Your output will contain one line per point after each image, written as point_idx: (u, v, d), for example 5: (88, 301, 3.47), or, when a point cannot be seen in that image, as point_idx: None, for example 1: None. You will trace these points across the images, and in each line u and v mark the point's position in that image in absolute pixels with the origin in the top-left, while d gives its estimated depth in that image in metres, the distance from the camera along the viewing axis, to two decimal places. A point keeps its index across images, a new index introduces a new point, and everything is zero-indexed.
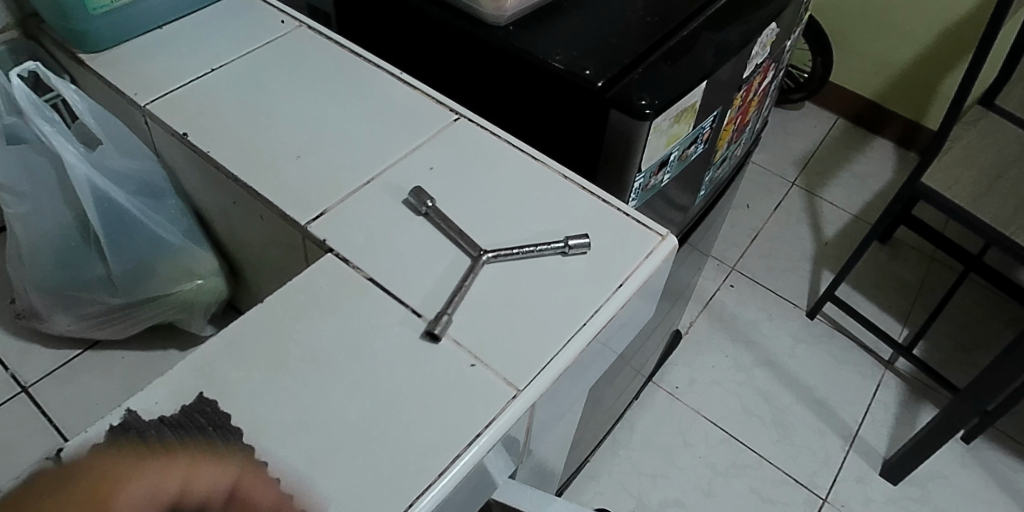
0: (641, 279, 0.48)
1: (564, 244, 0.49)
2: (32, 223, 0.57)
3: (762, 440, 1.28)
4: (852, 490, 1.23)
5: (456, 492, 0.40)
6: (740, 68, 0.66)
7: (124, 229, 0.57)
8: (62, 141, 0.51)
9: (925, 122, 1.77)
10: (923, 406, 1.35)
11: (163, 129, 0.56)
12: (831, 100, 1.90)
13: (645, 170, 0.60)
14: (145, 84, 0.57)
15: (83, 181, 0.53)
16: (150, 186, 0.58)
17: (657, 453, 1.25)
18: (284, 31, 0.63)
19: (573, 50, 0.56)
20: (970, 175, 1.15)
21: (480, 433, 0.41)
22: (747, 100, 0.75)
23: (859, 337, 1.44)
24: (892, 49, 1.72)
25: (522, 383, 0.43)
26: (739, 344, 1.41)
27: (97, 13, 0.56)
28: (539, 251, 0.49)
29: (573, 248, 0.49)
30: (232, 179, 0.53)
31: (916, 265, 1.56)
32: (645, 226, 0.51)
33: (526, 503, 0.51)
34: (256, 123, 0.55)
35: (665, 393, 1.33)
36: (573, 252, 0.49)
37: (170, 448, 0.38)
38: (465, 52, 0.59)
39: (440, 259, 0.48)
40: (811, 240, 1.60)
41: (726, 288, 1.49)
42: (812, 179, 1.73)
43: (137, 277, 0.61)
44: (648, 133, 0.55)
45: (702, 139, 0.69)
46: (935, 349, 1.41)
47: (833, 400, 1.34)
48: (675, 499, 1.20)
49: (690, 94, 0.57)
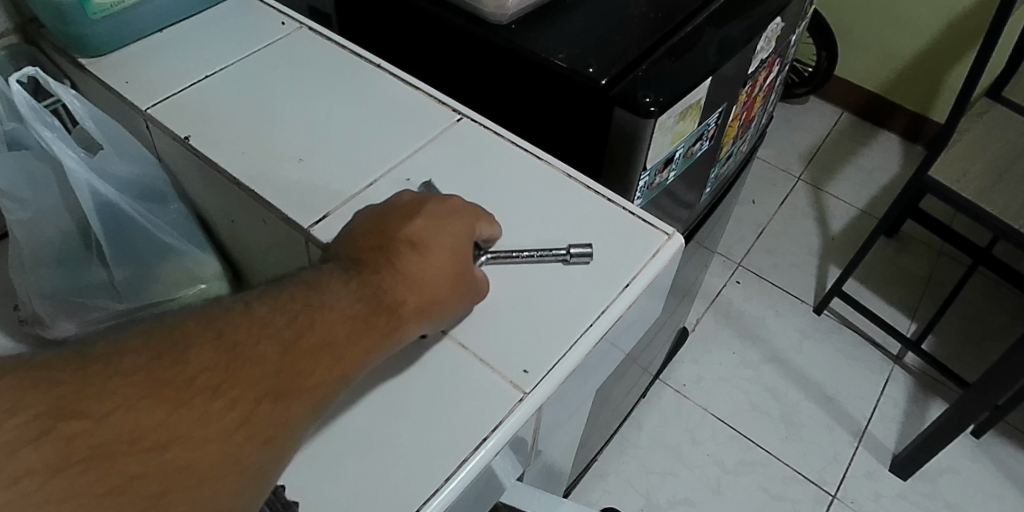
0: (647, 279, 0.48)
1: (565, 252, 0.48)
2: (33, 231, 0.55)
3: (771, 437, 1.27)
4: (862, 486, 1.22)
5: (463, 496, 0.40)
6: (745, 64, 0.65)
7: (126, 235, 0.57)
8: (62, 147, 0.51)
9: (931, 115, 1.75)
10: (933, 401, 1.34)
11: (163, 132, 0.55)
12: (836, 94, 1.88)
13: (650, 168, 0.59)
14: (145, 88, 0.57)
15: (84, 186, 0.52)
16: (151, 191, 0.58)
17: (665, 451, 1.25)
18: (285, 33, 0.63)
19: (577, 48, 0.55)
20: (978, 167, 1.14)
21: (486, 437, 0.40)
22: (752, 96, 0.74)
23: (867, 332, 1.43)
24: (897, 42, 1.70)
25: (528, 386, 0.42)
26: (746, 340, 1.40)
27: (97, 18, 0.56)
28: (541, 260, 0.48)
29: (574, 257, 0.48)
30: (233, 183, 0.52)
31: (924, 259, 1.55)
32: (651, 224, 0.51)
33: (533, 505, 0.51)
34: (259, 126, 0.55)
35: (673, 391, 1.32)
36: (574, 260, 0.48)
37: (353, 301, 0.36)
38: (468, 50, 0.59)
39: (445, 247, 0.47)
40: (818, 235, 1.59)
41: (733, 285, 1.49)
42: (818, 173, 1.72)
43: (141, 282, 0.59)
44: (653, 131, 0.54)
45: (708, 135, 0.68)
46: (943, 344, 1.40)
47: (842, 396, 1.33)
48: (683, 497, 1.20)
49: (695, 91, 0.57)
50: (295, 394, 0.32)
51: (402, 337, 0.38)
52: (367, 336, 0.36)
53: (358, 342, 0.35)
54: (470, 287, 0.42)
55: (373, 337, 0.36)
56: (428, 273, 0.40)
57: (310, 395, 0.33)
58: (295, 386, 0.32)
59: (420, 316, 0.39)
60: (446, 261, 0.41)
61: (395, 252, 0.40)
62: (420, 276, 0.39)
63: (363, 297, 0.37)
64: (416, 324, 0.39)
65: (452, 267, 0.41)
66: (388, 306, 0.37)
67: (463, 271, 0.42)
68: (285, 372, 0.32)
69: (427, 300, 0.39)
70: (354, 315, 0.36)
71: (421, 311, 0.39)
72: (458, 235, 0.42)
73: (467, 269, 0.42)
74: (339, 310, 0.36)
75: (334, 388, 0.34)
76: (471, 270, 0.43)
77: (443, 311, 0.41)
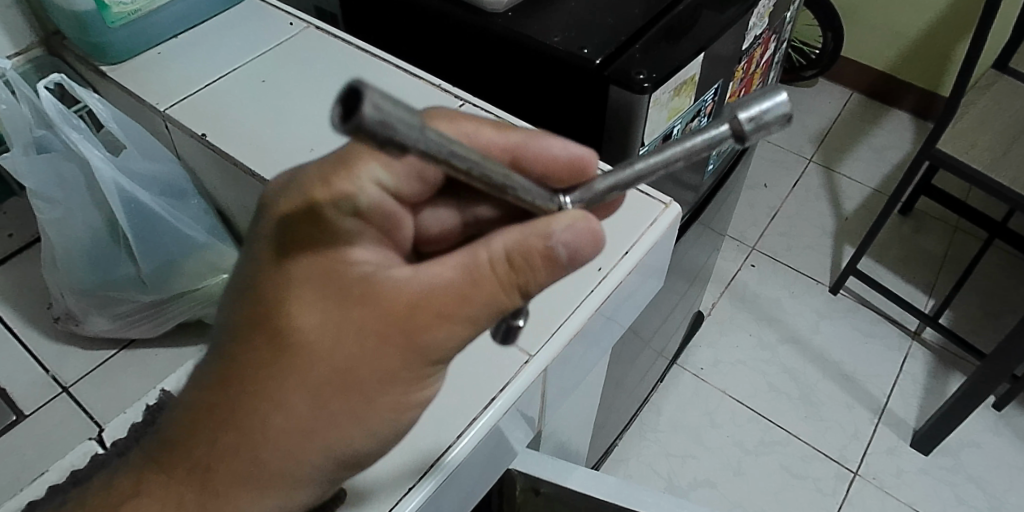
0: (646, 246, 0.50)
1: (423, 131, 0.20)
2: (64, 229, 0.58)
3: (790, 417, 1.28)
4: (883, 463, 1.22)
5: (475, 452, 0.42)
6: (737, 40, 0.67)
7: (151, 228, 0.59)
8: (88, 146, 0.54)
9: (940, 91, 1.75)
10: (952, 374, 1.33)
11: (182, 131, 0.59)
12: (844, 75, 1.88)
13: (649, 143, 0.61)
14: (165, 90, 0.60)
15: (110, 183, 0.55)
16: (169, 186, 0.60)
17: (685, 434, 1.26)
18: (294, 33, 0.66)
19: (572, 31, 0.57)
20: (987, 138, 1.15)
21: (495, 396, 0.43)
22: (749, 73, 0.76)
23: (884, 310, 1.43)
24: (903, 19, 1.70)
25: (534, 348, 0.44)
26: (763, 322, 1.41)
27: (115, 26, 0.59)
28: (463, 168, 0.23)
29: (405, 136, 0.20)
30: (250, 174, 0.55)
31: (940, 236, 1.54)
32: (648, 196, 0.52)
33: (545, 471, 0.53)
34: (272, 121, 0.58)
35: (690, 375, 1.33)
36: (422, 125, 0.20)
37: (204, 429, 0.31)
38: (468, 39, 0.61)
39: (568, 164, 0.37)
40: (831, 215, 1.59)
41: (747, 268, 1.49)
42: (829, 154, 1.72)
43: (166, 274, 0.62)
44: (648, 106, 0.56)
45: (705, 112, 0.69)
46: (961, 318, 1.39)
47: (861, 374, 1.33)
48: (705, 479, 1.21)
49: (689, 67, 0.59)
50: None
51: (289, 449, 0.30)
52: (231, 469, 0.30)
53: (220, 483, 0.31)
54: (381, 344, 0.29)
55: (238, 453, 0.30)
56: (296, 355, 0.29)
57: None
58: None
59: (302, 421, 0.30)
60: (297, 343, 0.29)
61: (248, 334, 0.30)
62: (280, 366, 0.29)
63: (212, 419, 0.31)
64: (301, 428, 0.30)
65: (331, 335, 0.29)
66: (241, 430, 0.30)
67: (354, 328, 0.29)
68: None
69: (298, 402, 0.30)
70: (206, 449, 0.31)
71: (291, 415, 0.30)
72: (322, 272, 0.29)
73: (334, 324, 0.29)
74: (191, 448, 0.31)
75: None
76: (351, 317, 0.29)
77: (345, 398, 0.30)
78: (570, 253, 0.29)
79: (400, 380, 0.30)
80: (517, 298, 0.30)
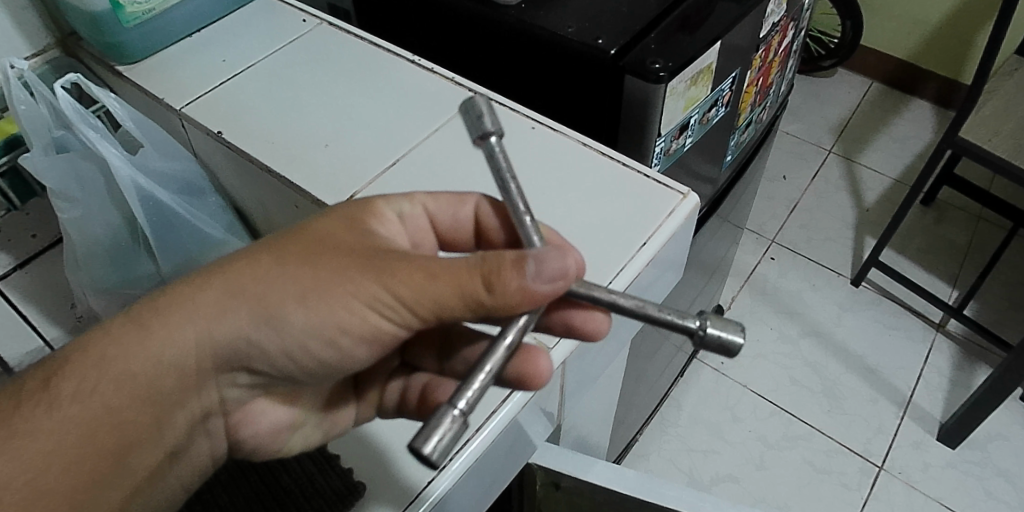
0: (663, 238, 0.49)
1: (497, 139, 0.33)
2: (84, 228, 0.58)
3: (813, 410, 1.26)
4: (909, 456, 1.20)
5: (492, 449, 0.42)
6: (754, 29, 0.66)
7: (171, 230, 0.59)
8: (105, 145, 0.54)
9: (961, 78, 1.71)
10: (978, 367, 1.30)
11: (198, 129, 0.59)
12: (863, 64, 1.85)
13: (664, 135, 0.60)
14: (180, 89, 0.60)
15: (128, 180, 0.55)
16: (189, 185, 0.61)
17: (706, 429, 1.25)
18: (307, 30, 0.66)
19: (586, 22, 0.57)
20: (1010, 126, 1.12)
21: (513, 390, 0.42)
22: (767, 61, 0.75)
23: (907, 301, 1.40)
24: (923, 6, 1.66)
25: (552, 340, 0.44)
26: (784, 316, 1.39)
27: (129, 26, 0.59)
28: (506, 182, 0.33)
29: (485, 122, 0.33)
30: (266, 170, 0.55)
31: (964, 226, 1.51)
32: (665, 185, 0.52)
33: (564, 464, 0.53)
34: (286, 117, 0.58)
35: (710, 369, 1.32)
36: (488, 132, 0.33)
37: (192, 282, 0.33)
38: (481, 33, 0.61)
39: (583, 310, 0.38)
40: (852, 207, 1.56)
41: (767, 261, 1.47)
42: (849, 145, 1.69)
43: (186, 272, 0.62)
44: (664, 96, 0.55)
45: (722, 101, 0.68)
46: (987, 309, 1.37)
47: (885, 367, 1.31)
48: (727, 474, 1.19)
49: (705, 56, 0.58)
50: (86, 383, 0.31)
51: (240, 311, 0.32)
52: (184, 303, 0.32)
53: (155, 327, 0.32)
54: (355, 264, 0.32)
55: (191, 306, 0.32)
56: (301, 242, 0.33)
57: (94, 345, 0.32)
58: (87, 355, 0.32)
59: (258, 292, 0.32)
60: (301, 235, 0.33)
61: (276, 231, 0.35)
62: (276, 242, 0.34)
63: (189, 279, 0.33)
64: (257, 304, 0.32)
65: (330, 237, 0.33)
66: (214, 274, 0.33)
67: (342, 247, 0.33)
68: (85, 371, 0.31)
69: (272, 283, 0.32)
70: (165, 299, 0.33)
71: (259, 275, 0.32)
72: (349, 209, 0.35)
73: (332, 238, 0.33)
74: (170, 287, 0.33)
75: (124, 361, 0.32)
76: (348, 241, 0.33)
77: (303, 287, 0.32)
78: (538, 259, 0.30)
79: (350, 301, 0.32)
80: (481, 287, 0.30)
